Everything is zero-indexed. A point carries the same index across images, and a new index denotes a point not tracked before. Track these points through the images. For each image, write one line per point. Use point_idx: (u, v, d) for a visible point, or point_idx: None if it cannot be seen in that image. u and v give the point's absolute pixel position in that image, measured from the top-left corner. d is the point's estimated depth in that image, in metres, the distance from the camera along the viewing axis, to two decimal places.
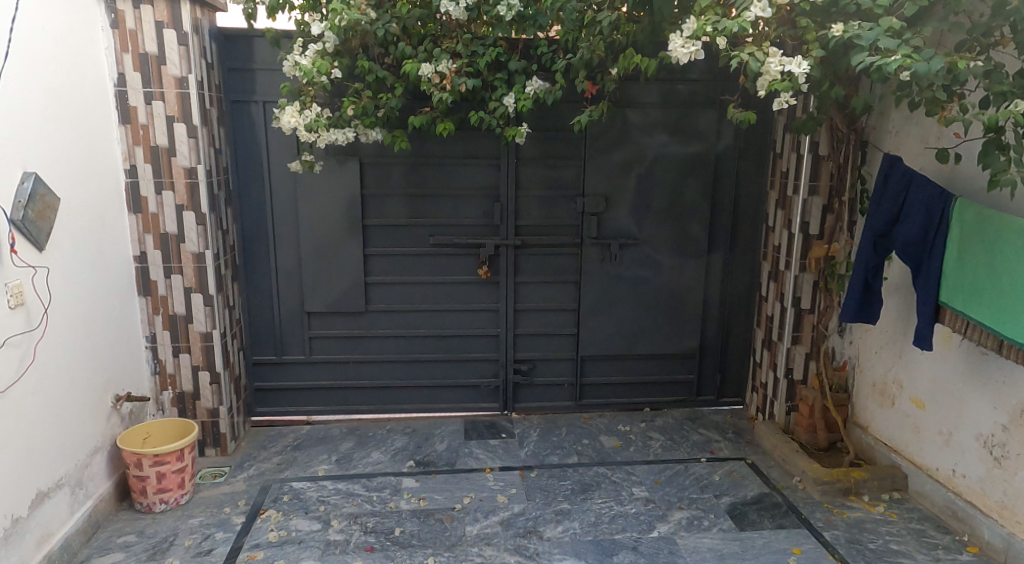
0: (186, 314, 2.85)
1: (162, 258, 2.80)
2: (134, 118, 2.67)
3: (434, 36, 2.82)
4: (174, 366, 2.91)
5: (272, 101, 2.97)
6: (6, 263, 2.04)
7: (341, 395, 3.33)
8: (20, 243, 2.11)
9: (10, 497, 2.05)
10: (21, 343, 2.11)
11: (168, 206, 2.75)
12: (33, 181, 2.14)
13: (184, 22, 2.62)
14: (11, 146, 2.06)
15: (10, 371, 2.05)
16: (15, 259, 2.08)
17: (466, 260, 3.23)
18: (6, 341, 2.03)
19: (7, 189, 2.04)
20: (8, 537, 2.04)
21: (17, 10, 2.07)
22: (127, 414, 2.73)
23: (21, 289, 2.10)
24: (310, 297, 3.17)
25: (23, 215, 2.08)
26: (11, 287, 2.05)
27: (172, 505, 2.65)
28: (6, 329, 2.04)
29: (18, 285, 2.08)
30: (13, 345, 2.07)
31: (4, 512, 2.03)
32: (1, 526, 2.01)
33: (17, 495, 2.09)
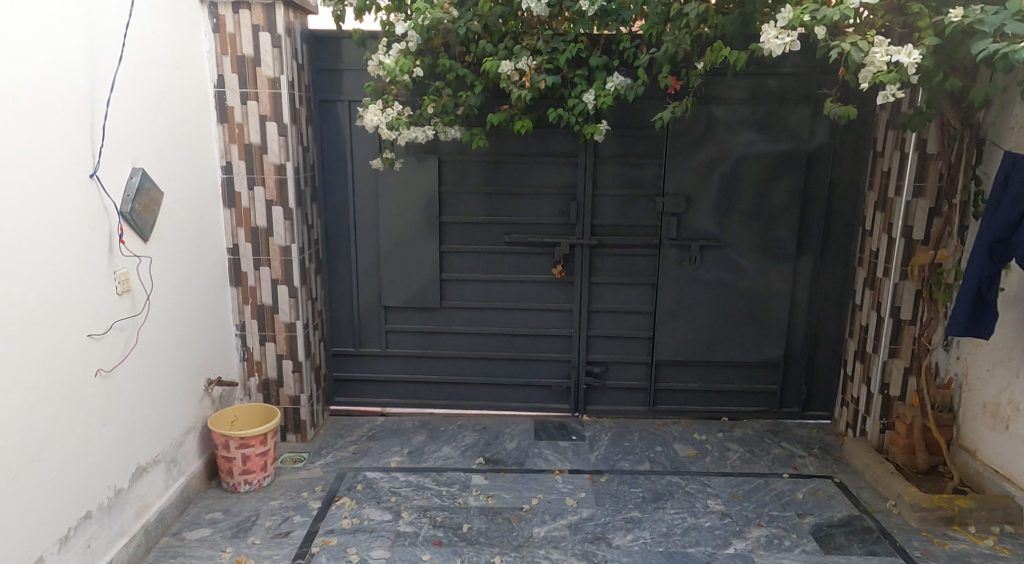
0: (273, 304, 2.99)
1: (252, 250, 2.94)
2: (230, 118, 2.81)
3: (515, 33, 2.81)
4: (260, 354, 3.05)
5: (357, 101, 3.05)
6: (116, 252, 2.19)
7: (415, 389, 3.39)
8: (127, 235, 2.25)
9: (113, 469, 2.21)
10: (126, 327, 2.26)
11: (259, 201, 2.88)
12: (140, 176, 2.28)
13: (279, 25, 2.74)
14: (123, 144, 2.22)
15: (116, 351, 2.21)
16: (123, 249, 2.23)
17: (541, 259, 3.20)
18: (114, 324, 2.19)
19: (117, 184, 2.20)
20: (110, 506, 2.20)
21: (130, 17, 2.23)
22: (217, 398, 2.89)
23: (128, 277, 2.25)
24: (387, 292, 3.24)
25: (131, 208, 2.23)
26: (119, 274, 2.20)
27: (255, 486, 2.78)
28: (114, 314, 2.19)
29: (125, 273, 2.23)
30: (120, 328, 2.22)
31: (108, 483, 2.18)
32: (104, 497, 2.17)
33: (119, 468, 2.24)
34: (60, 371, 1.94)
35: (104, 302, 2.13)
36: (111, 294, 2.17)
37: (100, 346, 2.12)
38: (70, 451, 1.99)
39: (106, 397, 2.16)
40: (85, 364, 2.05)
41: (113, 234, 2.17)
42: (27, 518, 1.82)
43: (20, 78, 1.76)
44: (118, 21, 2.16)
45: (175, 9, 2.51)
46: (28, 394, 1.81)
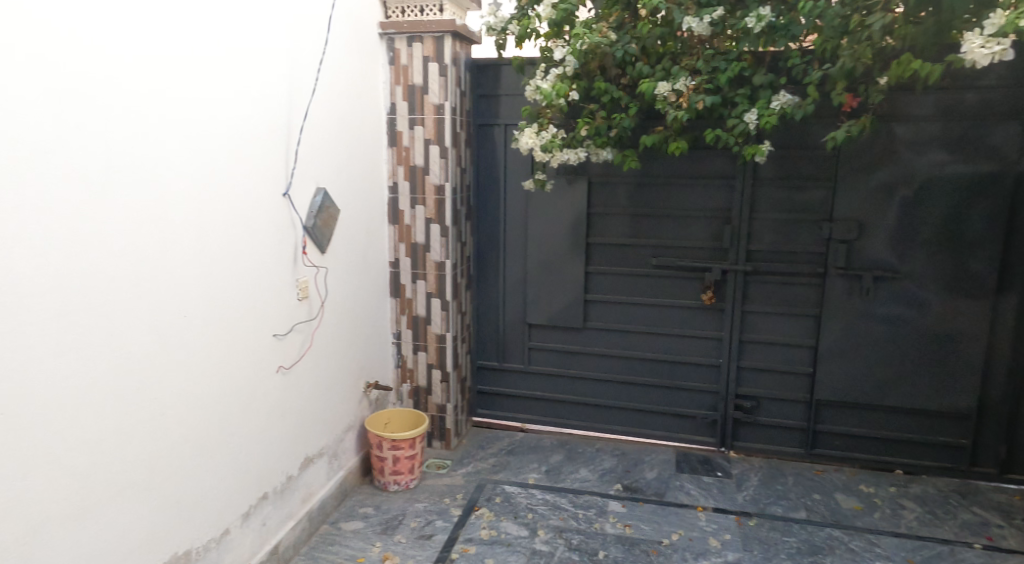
0: (426, 316, 3.17)
1: (411, 265, 3.15)
2: (399, 142, 3.06)
3: (673, 54, 2.73)
4: (413, 362, 3.24)
5: (512, 124, 3.18)
6: (300, 263, 2.46)
7: (556, 408, 3.40)
8: (310, 248, 2.52)
9: (287, 457, 2.45)
10: (303, 330, 2.52)
11: (419, 219, 3.09)
12: (322, 196, 2.54)
13: (446, 55, 2.93)
14: (310, 167, 2.49)
15: (295, 350, 2.46)
16: (305, 260, 2.49)
17: (690, 283, 3.08)
18: (294, 326, 2.44)
19: (303, 202, 2.46)
20: (283, 490, 2.44)
21: (324, 55, 2.51)
22: (374, 400, 3.12)
23: (307, 285, 2.51)
24: (532, 309, 3.30)
25: (313, 223, 2.49)
26: (300, 283, 2.45)
27: (403, 487, 2.95)
28: (295, 318, 2.44)
29: (305, 281, 2.48)
30: (298, 330, 2.47)
31: (282, 469, 2.42)
32: (279, 481, 2.41)
33: (291, 456, 2.49)
34: (252, 366, 2.19)
35: (289, 306, 2.38)
36: (293, 300, 2.43)
37: (283, 345, 2.37)
38: (257, 437, 2.24)
39: (285, 391, 2.41)
40: (271, 360, 2.31)
41: (297, 248, 2.43)
42: (220, 495, 2.06)
43: (238, 114, 2.05)
44: (312, 58, 2.43)
45: (359, 45, 2.79)
46: (227, 384, 2.07)
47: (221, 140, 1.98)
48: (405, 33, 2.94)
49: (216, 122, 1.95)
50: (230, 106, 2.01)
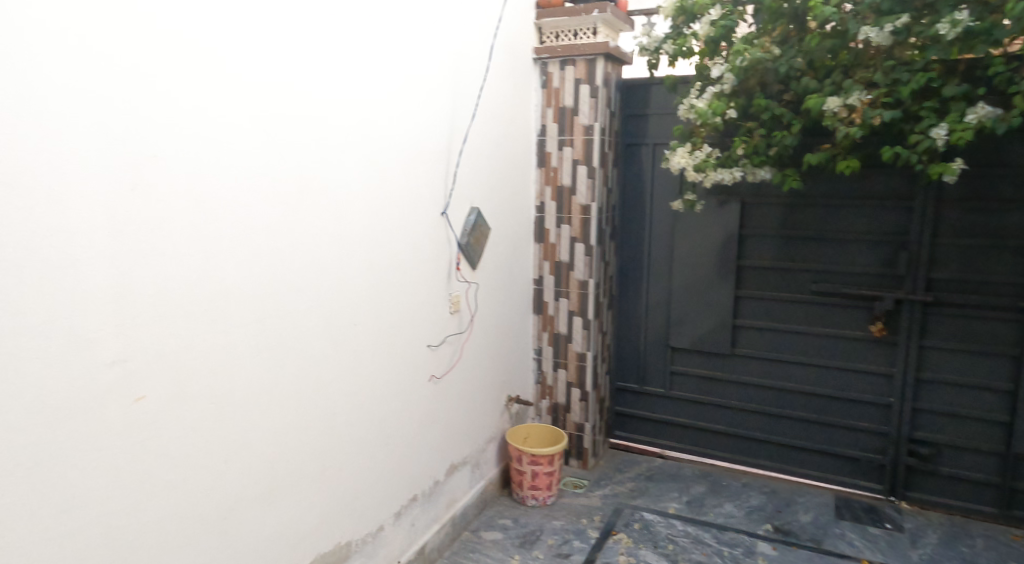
0: (567, 334, 3.19)
1: (555, 282, 3.19)
2: (548, 162, 3.12)
3: (845, 66, 2.54)
4: (553, 379, 3.27)
5: (662, 144, 3.14)
6: (454, 279, 2.55)
7: (699, 437, 3.27)
8: (463, 264, 2.62)
9: (434, 463, 2.55)
10: (454, 341, 2.61)
11: (565, 237, 3.13)
12: (476, 215, 2.64)
13: (598, 77, 2.96)
14: (467, 188, 2.59)
15: (447, 361, 2.57)
16: (458, 276, 2.58)
17: (858, 313, 2.85)
18: (447, 338, 2.54)
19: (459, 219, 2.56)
20: (430, 494, 2.54)
21: (484, 82, 2.63)
22: (514, 414, 3.18)
23: (459, 300, 2.60)
24: (676, 333, 3.20)
25: (467, 240, 2.58)
26: (452, 298, 2.54)
27: (540, 503, 2.97)
28: (447, 330, 2.54)
29: (457, 296, 2.57)
30: (450, 342, 2.57)
31: (430, 474, 2.52)
32: (427, 485, 2.51)
33: (438, 463, 2.59)
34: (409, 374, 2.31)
35: (444, 319, 2.49)
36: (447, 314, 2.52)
37: (436, 355, 2.47)
38: (412, 442, 2.35)
39: (437, 400, 2.52)
40: (428, 370, 2.41)
41: (451, 265, 2.52)
42: (379, 494, 2.17)
43: (419, 144, 2.21)
44: (474, 84, 2.55)
45: (515, 69, 2.89)
46: (388, 390, 2.16)
47: (403, 169, 2.13)
48: (558, 57, 3.01)
49: (402, 153, 2.11)
50: (414, 139, 2.17)
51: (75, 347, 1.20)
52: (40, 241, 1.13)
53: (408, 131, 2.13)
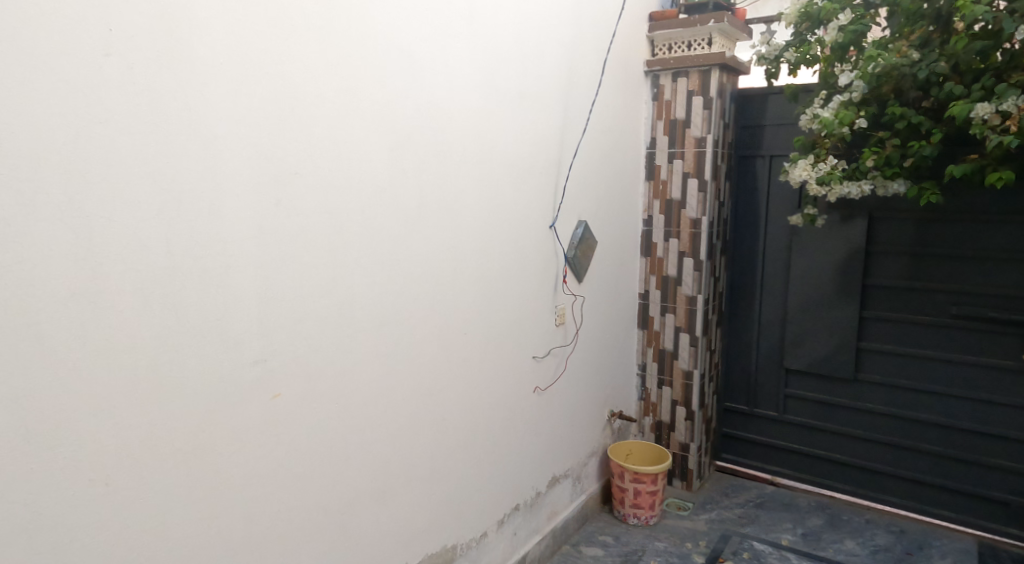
0: (673, 350, 3.11)
1: (661, 297, 3.12)
2: (657, 175, 3.06)
3: (998, 69, 2.32)
4: (657, 396, 3.19)
5: (779, 155, 3.01)
6: (559, 291, 2.54)
7: (815, 465, 3.08)
8: (569, 276, 2.59)
9: (536, 474, 2.54)
10: (558, 353, 2.59)
11: (672, 251, 3.05)
12: (583, 228, 2.60)
13: (712, 88, 2.88)
14: (577, 200, 2.58)
15: (551, 372, 2.55)
16: (563, 288, 2.56)
17: (1007, 340, 2.59)
18: (551, 349, 2.52)
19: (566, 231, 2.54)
20: (531, 505, 2.53)
21: (597, 95, 2.62)
22: (616, 429, 3.13)
23: (564, 312, 2.58)
24: (792, 354, 3.04)
25: (573, 253, 2.56)
26: (557, 310, 2.52)
27: (642, 522, 2.89)
28: (552, 342, 2.53)
29: (562, 308, 2.55)
30: (554, 354, 2.55)
31: (531, 485, 2.52)
32: (528, 496, 2.51)
33: (541, 474, 2.58)
34: (516, 384, 2.31)
35: (551, 331, 2.49)
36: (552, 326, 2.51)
37: (541, 367, 2.47)
38: (515, 452, 2.36)
39: (542, 411, 2.51)
40: (532, 381, 2.41)
41: (557, 277, 2.51)
42: (485, 501, 2.20)
43: (531, 157, 2.23)
44: (587, 98, 2.54)
45: (627, 82, 2.86)
46: (495, 399, 2.19)
47: (514, 180, 2.15)
48: (671, 68, 2.95)
49: (513, 164, 2.14)
50: (526, 151, 2.20)
51: (225, 347, 1.30)
52: (200, 251, 1.24)
53: (519, 143, 2.16)
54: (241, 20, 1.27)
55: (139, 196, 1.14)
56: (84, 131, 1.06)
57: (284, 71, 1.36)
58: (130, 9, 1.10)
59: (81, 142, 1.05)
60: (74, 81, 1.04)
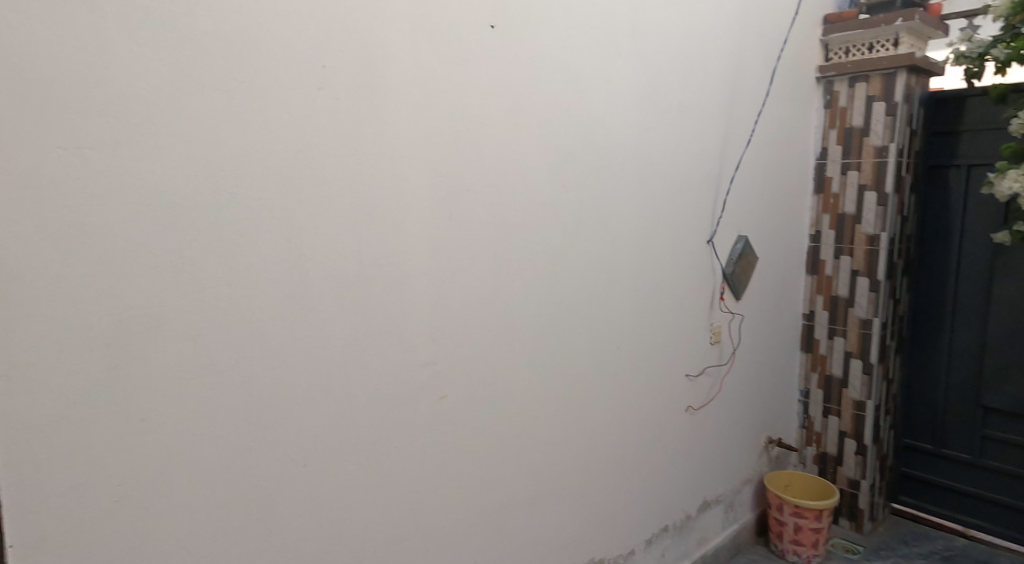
0: (842, 377, 2.86)
1: (829, 319, 2.89)
2: (827, 188, 2.84)
3: None
4: (822, 425, 2.95)
5: (979, 165, 2.69)
6: (716, 308, 2.40)
7: (1019, 519, 2.68)
8: (726, 293, 2.45)
9: (688, 498, 2.43)
10: (713, 373, 2.45)
11: (843, 270, 2.82)
12: (742, 243, 2.46)
13: (897, 92, 2.64)
14: (739, 213, 2.45)
15: (705, 392, 2.42)
16: (721, 306, 2.42)
17: None
18: (706, 369, 2.40)
19: (725, 246, 2.41)
20: (681, 529, 2.42)
21: (764, 104, 2.49)
22: (774, 457, 2.93)
23: (720, 330, 2.43)
24: (992, 389, 2.69)
25: (731, 269, 2.42)
26: (714, 327, 2.39)
27: (803, 560, 2.67)
28: (707, 361, 2.40)
29: (718, 326, 2.41)
30: (709, 373, 2.42)
31: (682, 508, 2.41)
32: (678, 519, 2.40)
33: (692, 498, 2.46)
34: (670, 402, 2.24)
35: (709, 349, 2.39)
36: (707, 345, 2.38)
37: (695, 386, 2.35)
38: (665, 472, 2.28)
39: (695, 432, 2.41)
40: (686, 400, 2.32)
41: (714, 293, 2.38)
42: (634, 518, 2.15)
43: (694, 170, 2.17)
44: (754, 108, 2.43)
45: (797, 90, 2.69)
46: (649, 416, 2.14)
47: (674, 193, 2.10)
48: (847, 74, 2.73)
49: (675, 177, 2.09)
50: (688, 164, 2.14)
51: (401, 349, 1.39)
52: (384, 261, 1.34)
53: (682, 156, 2.10)
54: (427, 48, 1.36)
55: (338, 210, 1.25)
56: (301, 154, 1.19)
57: (461, 93, 1.43)
58: (337, 44, 1.22)
59: (297, 163, 1.18)
60: (296, 109, 1.17)
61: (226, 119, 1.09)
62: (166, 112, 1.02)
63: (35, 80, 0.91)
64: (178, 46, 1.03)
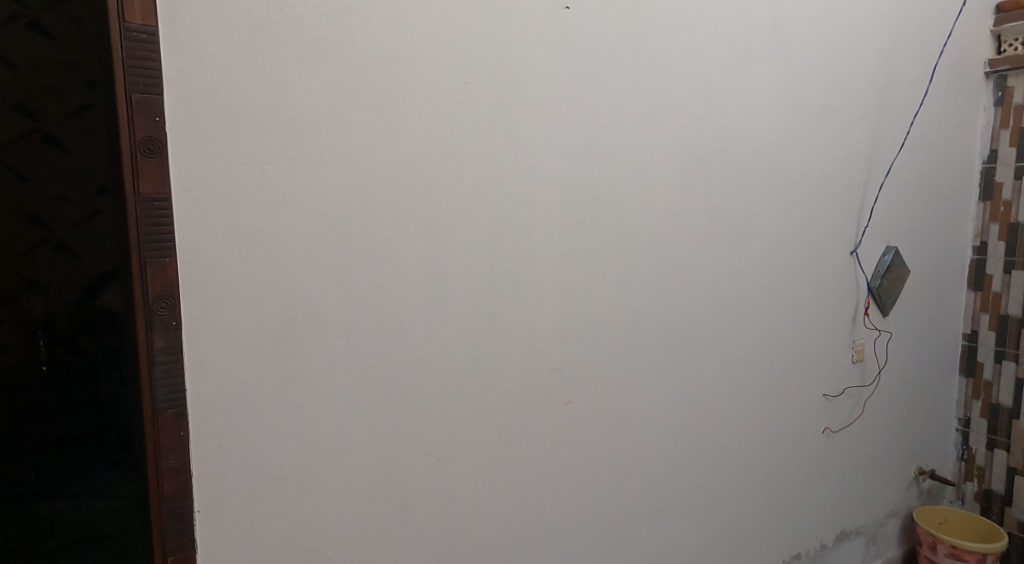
0: (1012, 407, 2.55)
1: (996, 340, 2.60)
2: (996, 195, 2.57)
3: None
4: (985, 459, 2.66)
5: None
6: (860, 324, 2.25)
7: None
8: (872, 309, 2.29)
9: (825, 526, 2.29)
10: (855, 394, 2.28)
11: (1015, 286, 2.52)
12: (892, 254, 2.28)
13: None
14: (889, 222, 2.27)
15: (846, 414, 2.27)
16: (866, 321, 2.27)
17: None
18: (847, 389, 2.24)
19: (872, 258, 2.25)
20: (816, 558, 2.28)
21: (921, 105, 2.30)
22: (926, 490, 2.68)
23: (863, 347, 2.27)
24: None
25: (879, 282, 2.26)
26: (857, 344, 2.24)
27: None
28: (848, 381, 2.24)
29: (862, 343, 2.25)
30: (850, 394, 2.26)
31: (817, 536, 2.27)
32: (812, 547, 2.26)
33: (829, 527, 2.31)
34: (806, 422, 2.12)
35: (851, 368, 2.24)
36: (848, 363, 2.23)
37: (834, 406, 2.21)
38: (800, 497, 2.15)
39: (834, 456, 2.26)
40: (824, 421, 2.18)
41: (859, 307, 2.23)
42: (764, 542, 2.06)
43: (838, 177, 2.05)
44: (908, 109, 2.25)
45: (961, 88, 2.46)
46: (782, 435, 2.05)
47: (815, 201, 1.99)
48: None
49: (816, 185, 1.99)
50: (831, 170, 2.02)
51: (529, 354, 1.43)
52: (516, 268, 1.39)
53: (824, 162, 2.00)
54: (562, 62, 1.39)
55: (475, 220, 1.32)
56: (442, 167, 1.26)
57: (594, 105, 1.45)
58: (479, 62, 1.28)
59: (438, 175, 1.26)
60: (439, 125, 1.25)
61: (380, 135, 1.18)
62: (329, 131, 1.13)
63: (226, 106, 1.04)
64: (340, 72, 1.13)
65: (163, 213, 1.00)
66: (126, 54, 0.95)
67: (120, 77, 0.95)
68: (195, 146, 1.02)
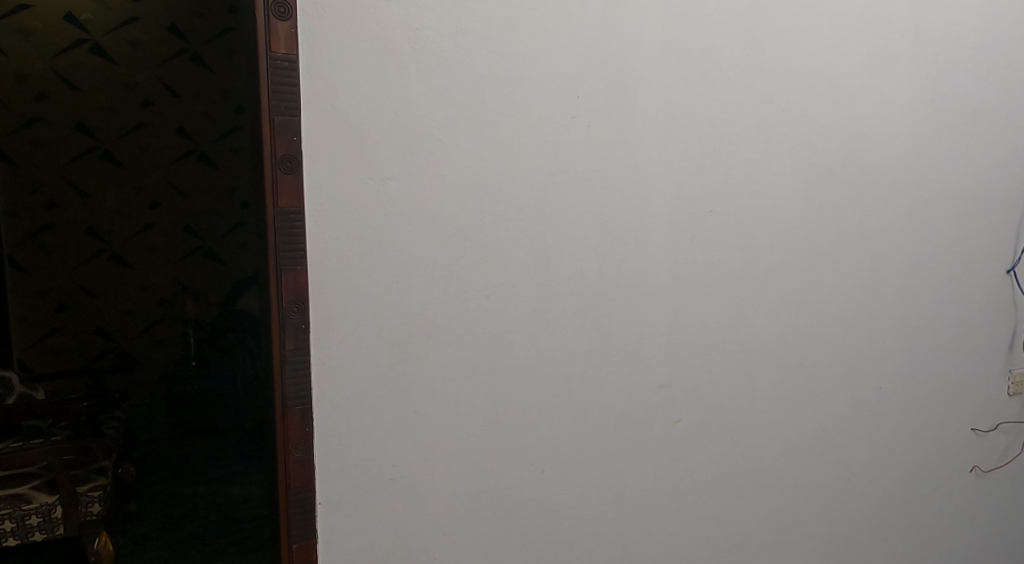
0: None
1: None
2: None
3: None
4: None
5: None
6: (1017, 350, 2.01)
7: None
8: None
9: None
10: (1011, 431, 2.04)
11: None
12: None
13: None
14: None
15: (999, 452, 2.03)
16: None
17: None
18: (1001, 424, 2.01)
19: None
20: None
21: None
22: None
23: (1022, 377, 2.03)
24: None
25: None
26: (1014, 374, 2.01)
27: None
28: (1003, 415, 2.01)
29: (1020, 373, 2.01)
30: (1004, 430, 2.02)
31: None
32: None
33: None
34: (949, 458, 1.92)
35: (1005, 401, 2.01)
36: (1002, 394, 2.00)
37: (984, 443, 1.99)
38: (942, 540, 1.95)
39: (985, 499, 2.03)
40: (971, 458, 1.97)
41: (1016, 332, 2.00)
42: None
43: (990, 188, 1.86)
44: None
45: None
46: (920, 471, 1.87)
47: (962, 214, 1.82)
48: None
49: (963, 197, 1.81)
50: (981, 181, 1.84)
51: (637, 369, 1.41)
52: (624, 281, 1.38)
53: (973, 172, 1.82)
54: (677, 72, 1.37)
55: (584, 233, 1.32)
56: (552, 180, 1.28)
57: (710, 113, 1.42)
58: (592, 75, 1.29)
59: (549, 188, 1.28)
60: (551, 137, 1.27)
61: (493, 149, 1.22)
62: (446, 146, 1.18)
63: (354, 124, 1.11)
64: (457, 90, 1.18)
65: (296, 224, 1.09)
66: (271, 79, 1.05)
67: (265, 101, 1.05)
68: (327, 163, 1.10)
